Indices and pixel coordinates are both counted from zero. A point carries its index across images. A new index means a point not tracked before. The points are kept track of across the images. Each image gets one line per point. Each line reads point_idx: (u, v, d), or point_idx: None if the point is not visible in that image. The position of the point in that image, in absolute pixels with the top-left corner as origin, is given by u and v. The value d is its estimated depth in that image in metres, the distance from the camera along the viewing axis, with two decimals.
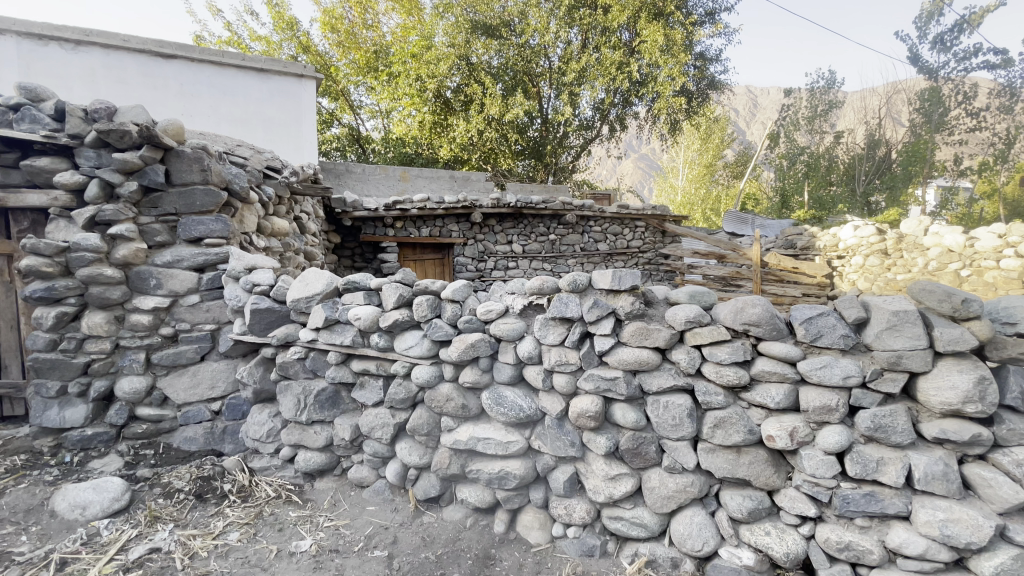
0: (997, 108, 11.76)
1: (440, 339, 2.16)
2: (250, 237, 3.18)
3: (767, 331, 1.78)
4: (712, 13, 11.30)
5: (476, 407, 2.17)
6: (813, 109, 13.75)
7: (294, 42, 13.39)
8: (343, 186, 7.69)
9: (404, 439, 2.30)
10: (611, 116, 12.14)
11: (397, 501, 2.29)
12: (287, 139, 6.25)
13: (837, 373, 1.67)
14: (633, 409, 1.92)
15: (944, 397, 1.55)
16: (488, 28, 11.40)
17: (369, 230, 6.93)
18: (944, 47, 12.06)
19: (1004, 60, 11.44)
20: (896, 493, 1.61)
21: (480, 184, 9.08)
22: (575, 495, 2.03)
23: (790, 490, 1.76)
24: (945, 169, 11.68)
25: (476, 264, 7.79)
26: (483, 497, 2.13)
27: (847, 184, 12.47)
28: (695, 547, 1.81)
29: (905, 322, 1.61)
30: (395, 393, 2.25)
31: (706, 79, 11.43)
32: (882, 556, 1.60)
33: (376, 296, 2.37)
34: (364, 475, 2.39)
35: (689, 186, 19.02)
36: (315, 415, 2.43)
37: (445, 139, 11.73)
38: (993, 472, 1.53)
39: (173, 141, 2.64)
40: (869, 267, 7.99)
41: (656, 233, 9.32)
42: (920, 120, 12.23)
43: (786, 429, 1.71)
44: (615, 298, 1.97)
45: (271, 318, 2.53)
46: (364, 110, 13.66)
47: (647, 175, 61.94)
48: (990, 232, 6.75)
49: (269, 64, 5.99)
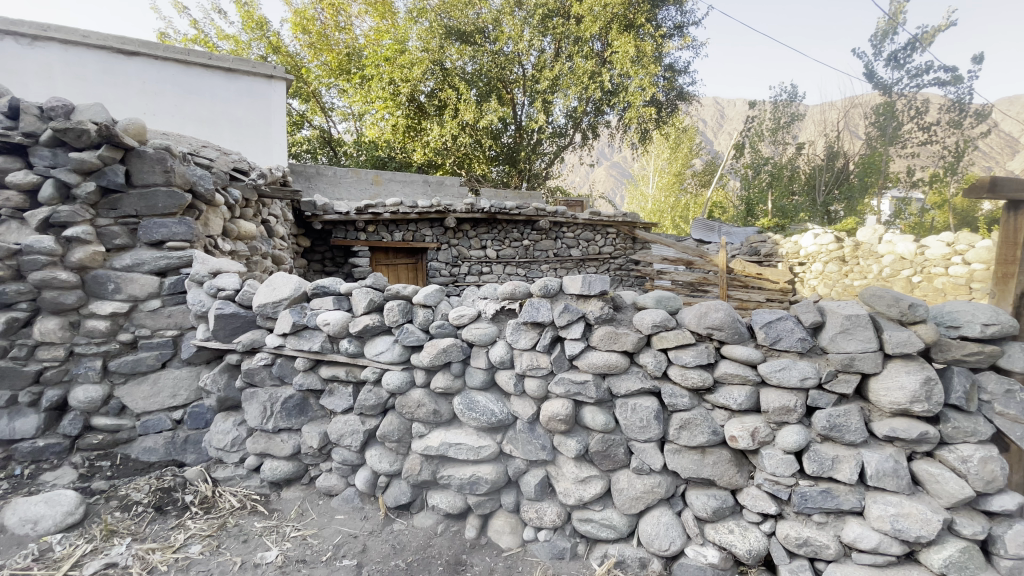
0: (947, 122, 12.38)
1: (411, 344, 2.16)
2: (215, 241, 3.10)
3: (729, 335, 1.84)
4: (680, 26, 11.62)
5: (448, 412, 2.16)
6: (777, 121, 14.22)
7: (264, 42, 13.14)
8: (314, 189, 7.55)
9: (374, 446, 2.27)
10: (583, 124, 12.33)
11: (367, 510, 2.26)
12: (255, 140, 6.12)
13: (795, 375, 1.74)
14: (602, 412, 1.96)
15: (893, 397, 1.64)
16: (462, 35, 11.49)
17: (340, 234, 6.78)
18: (898, 64, 12.71)
19: (954, 77, 12.12)
20: (851, 489, 1.68)
21: (454, 189, 9.07)
22: (545, 499, 2.05)
23: (752, 489, 1.81)
24: (899, 180, 12.25)
25: (450, 269, 7.76)
26: (453, 503, 2.12)
27: (808, 193, 12.97)
28: (662, 547, 1.85)
29: (857, 326, 1.69)
30: (365, 400, 2.23)
31: (675, 90, 11.73)
32: (838, 551, 1.67)
33: (346, 301, 2.35)
34: (333, 484, 2.35)
35: (659, 195, 19.47)
36: (281, 423, 2.38)
37: (419, 143, 11.67)
38: (940, 468, 1.61)
39: (134, 141, 2.56)
40: (828, 273, 8.44)
41: (627, 240, 9.50)
42: (875, 133, 12.85)
43: (748, 429, 1.77)
44: (585, 303, 2.01)
45: (236, 324, 2.48)
46: (336, 113, 13.56)
47: (619, 182, 63.13)
48: (940, 240, 6.98)
49: (237, 63, 5.85)
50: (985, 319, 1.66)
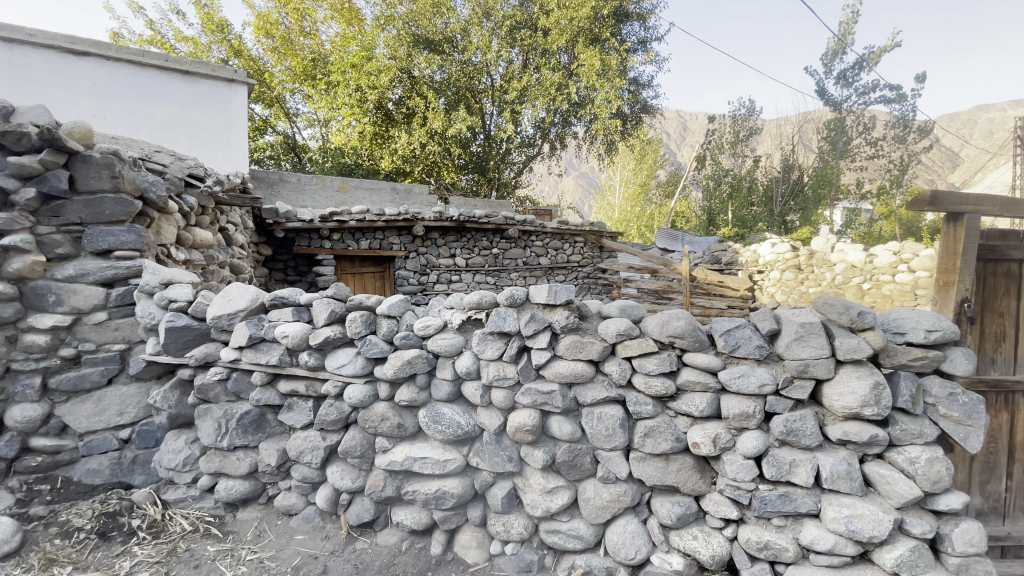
0: (892, 138, 13.12)
1: (374, 356, 2.10)
2: (168, 250, 2.96)
3: (690, 343, 1.87)
4: (644, 41, 11.95)
5: (413, 426, 2.12)
6: (736, 134, 14.57)
7: (225, 45, 12.79)
8: (276, 196, 7.34)
9: (336, 463, 2.20)
10: (551, 135, 12.47)
11: (328, 529, 2.18)
12: (214, 146, 5.93)
13: (753, 382, 1.78)
14: (569, 421, 1.96)
15: (845, 401, 1.70)
16: (430, 43, 11.47)
17: (303, 242, 6.62)
18: (847, 83, 13.42)
19: (897, 95, 12.87)
20: (807, 492, 1.73)
21: (422, 197, 9.03)
22: (512, 511, 2.02)
23: (715, 494, 1.84)
24: (849, 193, 12.90)
25: (418, 277, 7.63)
26: (418, 519, 2.07)
27: (766, 205, 13.44)
28: (628, 556, 1.86)
29: (811, 333, 1.75)
30: (326, 415, 2.16)
31: (640, 103, 12.03)
32: (797, 553, 1.71)
33: (305, 312, 2.28)
34: (292, 503, 2.26)
35: (625, 205, 19.90)
36: (237, 440, 2.27)
37: (386, 151, 11.59)
38: (889, 470, 1.68)
39: (80, 145, 2.43)
40: (786, 281, 8.79)
41: (594, 249, 9.64)
42: (827, 148, 13.51)
43: (710, 436, 1.79)
44: (551, 312, 2.00)
45: (189, 337, 2.37)
46: (301, 119, 13.35)
47: (587, 192, 64.24)
48: (887, 249, 7.36)
49: (196, 66, 5.69)
50: (928, 326, 1.75)
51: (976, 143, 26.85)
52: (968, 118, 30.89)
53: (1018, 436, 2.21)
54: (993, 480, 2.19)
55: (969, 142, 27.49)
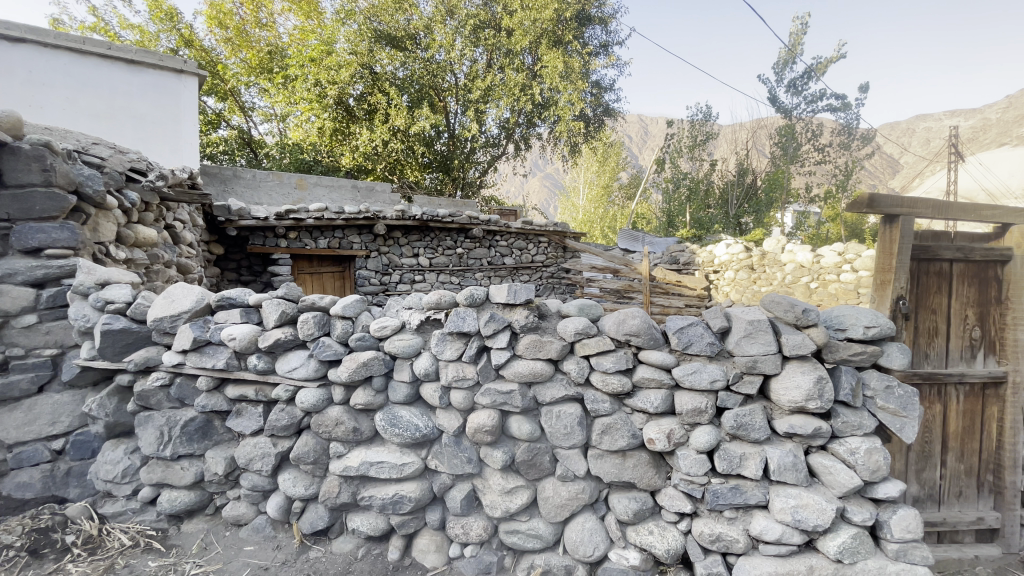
0: (838, 144, 13.84)
1: (328, 358, 2.03)
2: (107, 248, 2.77)
3: (645, 340, 1.90)
4: (606, 45, 12.16)
5: (369, 429, 2.06)
6: (694, 139, 15.01)
7: (175, 34, 12.18)
8: (229, 193, 7.07)
9: (288, 470, 2.12)
10: (515, 135, 12.49)
11: (280, 538, 2.09)
12: (161, 139, 5.62)
13: (704, 378, 1.82)
14: (528, 420, 1.96)
15: (791, 395, 1.76)
16: (392, 40, 11.22)
17: (258, 240, 6.40)
18: (796, 91, 14.05)
19: (843, 104, 13.57)
20: (756, 484, 1.78)
21: (385, 195, 8.83)
22: (472, 513, 2.00)
23: (670, 489, 1.88)
24: (798, 196, 13.53)
25: (380, 277, 7.46)
26: (375, 525, 2.02)
27: (722, 207, 13.92)
28: (586, 553, 1.87)
29: (759, 331, 1.81)
30: (276, 420, 2.07)
31: (602, 106, 12.20)
32: (747, 544, 1.76)
33: (255, 314, 2.18)
34: (241, 513, 2.16)
35: (589, 206, 20.18)
36: (181, 449, 2.15)
37: (348, 147, 11.36)
38: (832, 460, 1.75)
39: (8, 136, 2.26)
40: (739, 280, 9.15)
41: (558, 249, 9.75)
42: (778, 153, 14.06)
43: (664, 431, 1.82)
44: (511, 311, 2.00)
45: (128, 340, 2.24)
46: (257, 113, 12.94)
47: (552, 193, 64.83)
48: (832, 250, 7.73)
49: (141, 55, 5.41)
50: (867, 322, 1.84)
51: (913, 151, 28.62)
52: (908, 127, 32.91)
53: (950, 427, 2.35)
54: (927, 468, 2.33)
55: (907, 150, 29.35)
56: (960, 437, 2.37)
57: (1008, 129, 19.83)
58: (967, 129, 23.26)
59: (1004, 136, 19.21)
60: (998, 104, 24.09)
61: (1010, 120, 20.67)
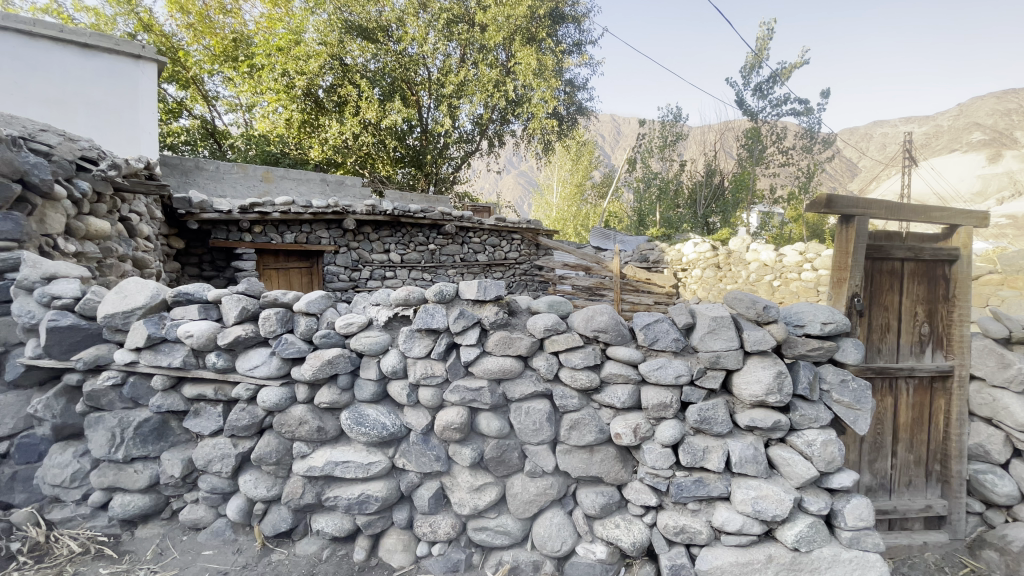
0: (801, 147, 14.31)
1: (291, 356, 1.98)
2: (55, 240, 2.62)
3: (613, 337, 1.92)
4: (579, 44, 12.23)
5: (334, 429, 2.02)
6: (664, 140, 15.28)
7: (133, 18, 11.63)
8: (190, 185, 6.80)
9: (249, 471, 2.05)
10: (489, 132, 12.43)
11: (241, 542, 2.03)
12: (117, 127, 5.35)
13: (670, 373, 1.85)
14: (497, 417, 1.95)
15: (752, 389, 1.81)
16: (364, 31, 10.97)
17: (221, 234, 6.19)
18: (762, 95, 14.45)
19: (805, 109, 14.04)
20: (719, 476, 1.83)
21: (355, 189, 8.63)
22: (440, 511, 1.98)
23: (636, 482, 1.90)
24: (763, 197, 13.94)
25: (349, 273, 7.31)
26: (341, 525, 1.98)
27: (691, 207, 14.20)
28: (554, 548, 1.88)
29: (722, 326, 1.85)
30: (236, 420, 2.00)
31: (575, 105, 12.27)
32: (710, 535, 1.80)
33: (214, 310, 2.11)
34: (200, 516, 2.08)
35: (563, 204, 20.27)
36: (135, 452, 2.06)
37: (317, 140, 11.13)
38: (790, 452, 1.81)
39: None
40: (706, 278, 9.38)
41: (531, 246, 9.80)
42: (745, 155, 14.40)
43: (631, 426, 1.85)
44: (480, 308, 1.98)
45: (76, 337, 2.13)
46: (221, 103, 12.54)
47: (525, 191, 64.96)
48: (794, 250, 8.02)
49: (96, 38, 5.16)
50: (824, 318, 1.91)
51: (871, 155, 29.87)
52: (866, 132, 34.28)
53: (901, 418, 2.47)
54: (880, 458, 2.44)
55: (864, 155, 30.67)
56: (910, 429, 2.49)
57: (958, 136, 20.84)
58: (920, 135, 24.40)
59: (954, 143, 20.21)
60: (949, 113, 25.38)
61: (959, 128, 21.77)
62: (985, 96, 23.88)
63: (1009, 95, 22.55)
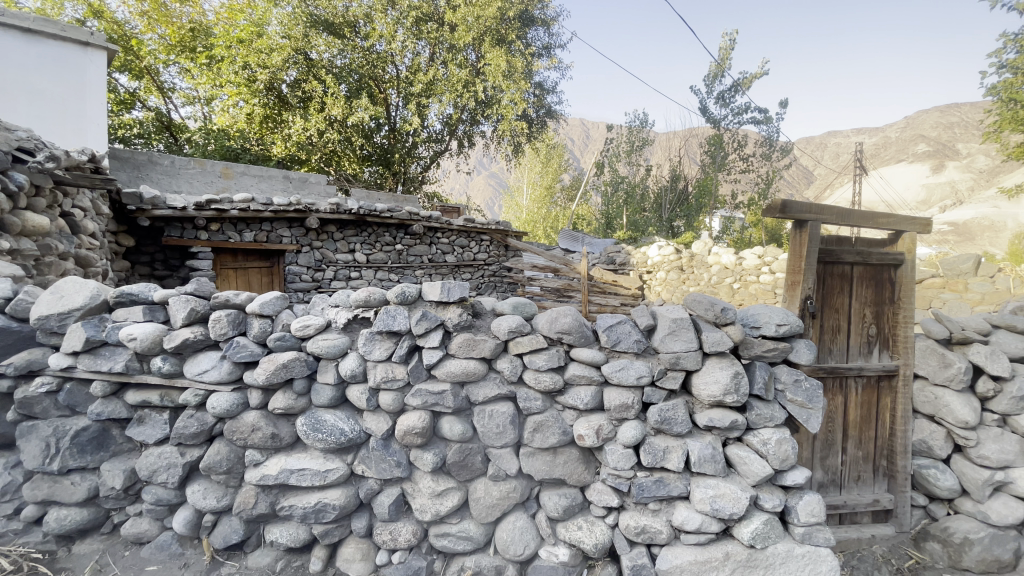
0: (760, 155, 14.82)
1: (243, 360, 1.90)
2: None
3: (577, 338, 1.92)
4: (548, 47, 12.30)
5: (289, 435, 1.94)
6: (631, 144, 15.58)
7: (82, 4, 11.05)
8: (142, 180, 6.48)
9: (197, 481, 1.95)
10: (458, 132, 12.34)
11: (188, 555, 1.93)
12: (63, 118, 5.06)
13: (632, 374, 1.87)
14: (460, 421, 1.92)
15: (711, 390, 1.85)
16: (331, 26, 10.72)
17: (174, 232, 5.94)
18: (724, 102, 14.89)
19: (765, 117, 14.52)
20: (678, 476, 1.85)
21: (319, 187, 8.41)
22: (400, 518, 1.93)
23: (598, 484, 1.91)
24: (725, 203, 14.34)
25: (312, 273, 7.10)
26: (296, 535, 1.90)
27: (656, 211, 14.53)
28: (516, 552, 1.86)
29: (681, 328, 1.88)
30: (184, 427, 1.91)
31: (544, 107, 12.34)
32: (670, 535, 1.82)
33: (160, 311, 2.00)
34: (143, 529, 1.96)
35: (532, 206, 20.35)
36: (71, 462, 1.93)
37: (279, 135, 10.83)
38: (746, 451, 1.85)
39: None
40: (670, 280, 9.57)
41: (500, 247, 9.81)
42: (708, 160, 14.53)
43: (593, 427, 1.86)
44: (444, 309, 1.95)
45: (6, 341, 1.98)
46: (177, 95, 12.09)
47: (496, 192, 64.94)
48: (753, 253, 8.32)
49: (40, 23, 4.86)
50: (778, 320, 1.97)
51: (825, 163, 31.32)
52: (820, 141, 35.87)
53: (850, 416, 2.57)
54: (831, 455, 2.54)
55: (820, 164, 32.13)
56: (858, 426, 2.59)
57: (904, 147, 22.05)
58: (870, 146, 25.72)
59: (901, 154, 21.34)
60: (897, 125, 26.87)
61: (906, 139, 23.00)
62: (930, 110, 25.32)
63: (951, 109, 23.94)
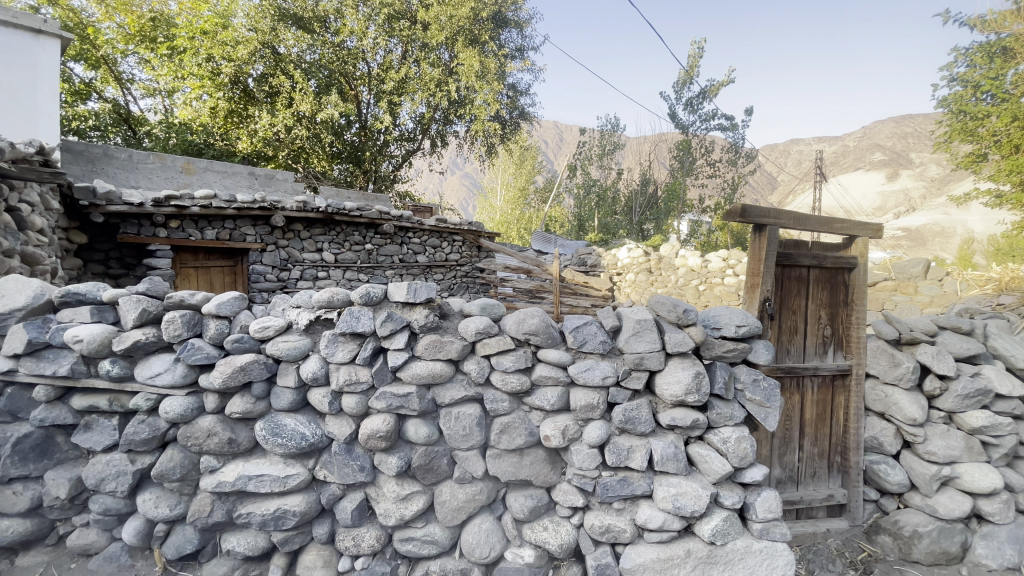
0: (727, 160, 15.21)
1: (198, 363, 1.83)
2: None
3: (543, 339, 1.93)
4: (521, 49, 12.29)
5: (248, 440, 1.88)
6: (603, 148, 15.78)
7: None
8: (97, 174, 6.18)
9: (149, 489, 1.87)
10: (431, 131, 12.23)
11: (139, 567, 1.84)
12: (11, 106, 4.75)
13: (597, 375, 1.89)
14: (425, 423, 1.89)
15: (673, 390, 1.88)
16: (300, 20, 10.52)
17: (130, 229, 5.69)
18: (693, 109, 15.26)
19: (732, 124, 14.93)
20: (642, 475, 1.88)
21: (286, 184, 8.21)
22: (364, 523, 1.89)
23: (564, 484, 1.92)
24: (693, 207, 14.66)
25: (277, 273, 6.93)
26: (254, 543, 1.84)
27: (627, 214, 14.74)
28: (482, 555, 1.86)
29: (645, 329, 1.92)
30: (134, 433, 1.82)
31: (517, 109, 12.35)
32: (633, 534, 1.84)
33: (110, 312, 1.91)
34: (91, 541, 1.87)
35: (506, 207, 20.35)
36: (11, 471, 1.83)
37: (245, 131, 10.51)
38: (707, 450, 1.90)
39: None
40: (639, 282, 9.72)
41: (472, 247, 9.78)
42: (677, 165, 14.80)
43: (559, 428, 1.87)
44: (410, 310, 1.92)
45: None
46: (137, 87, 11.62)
47: (469, 193, 64.63)
48: (718, 256, 8.56)
49: None
50: (738, 321, 2.03)
51: (788, 170, 32.42)
52: (784, 148, 37.08)
53: (806, 414, 2.66)
54: (789, 452, 2.62)
55: (784, 170, 33.22)
56: (814, 424, 2.69)
57: (862, 156, 23.02)
58: (830, 154, 26.76)
59: (860, 162, 22.22)
60: (855, 135, 28.00)
61: (864, 148, 24.00)
62: (885, 121, 26.52)
63: (905, 121, 25.15)
